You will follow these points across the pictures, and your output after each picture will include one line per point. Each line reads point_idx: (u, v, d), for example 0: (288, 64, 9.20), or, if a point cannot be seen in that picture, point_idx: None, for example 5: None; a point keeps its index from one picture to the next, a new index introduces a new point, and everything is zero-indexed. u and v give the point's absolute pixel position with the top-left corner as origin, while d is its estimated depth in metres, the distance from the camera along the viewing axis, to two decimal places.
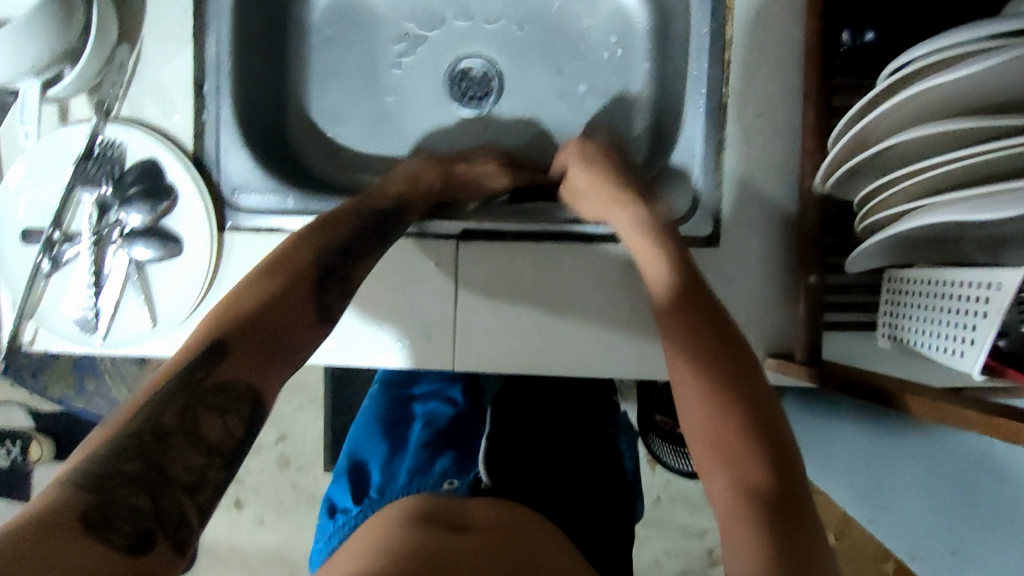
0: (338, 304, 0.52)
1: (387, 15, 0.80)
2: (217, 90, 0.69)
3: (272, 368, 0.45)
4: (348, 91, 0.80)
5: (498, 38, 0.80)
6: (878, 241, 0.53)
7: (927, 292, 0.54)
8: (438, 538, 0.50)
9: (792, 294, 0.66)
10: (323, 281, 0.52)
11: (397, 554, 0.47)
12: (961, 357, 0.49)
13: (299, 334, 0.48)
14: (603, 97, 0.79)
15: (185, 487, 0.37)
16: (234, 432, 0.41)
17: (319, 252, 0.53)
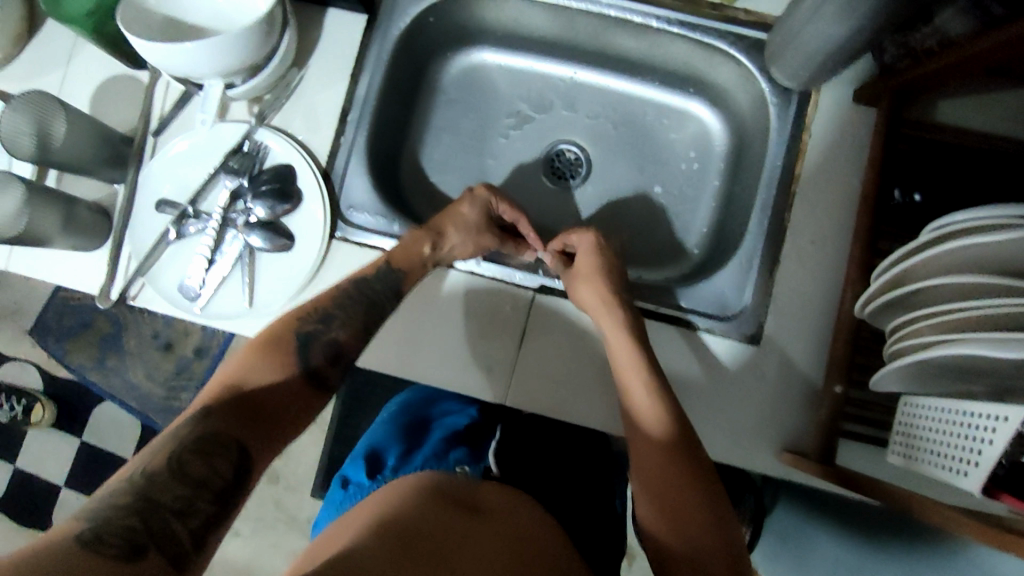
0: (329, 377, 0.58)
1: (504, 92, 0.93)
2: (358, 121, 0.80)
3: (260, 431, 0.50)
4: (456, 147, 0.91)
5: (594, 132, 0.92)
6: (905, 366, 0.62)
7: (943, 417, 0.62)
8: (450, 511, 0.55)
9: (815, 402, 0.74)
10: (306, 354, 0.58)
11: (399, 515, 0.53)
12: (967, 476, 0.56)
13: (286, 402, 0.54)
14: (674, 200, 0.90)
15: (174, 512, 0.41)
16: (222, 472, 0.45)
17: (305, 334, 0.60)
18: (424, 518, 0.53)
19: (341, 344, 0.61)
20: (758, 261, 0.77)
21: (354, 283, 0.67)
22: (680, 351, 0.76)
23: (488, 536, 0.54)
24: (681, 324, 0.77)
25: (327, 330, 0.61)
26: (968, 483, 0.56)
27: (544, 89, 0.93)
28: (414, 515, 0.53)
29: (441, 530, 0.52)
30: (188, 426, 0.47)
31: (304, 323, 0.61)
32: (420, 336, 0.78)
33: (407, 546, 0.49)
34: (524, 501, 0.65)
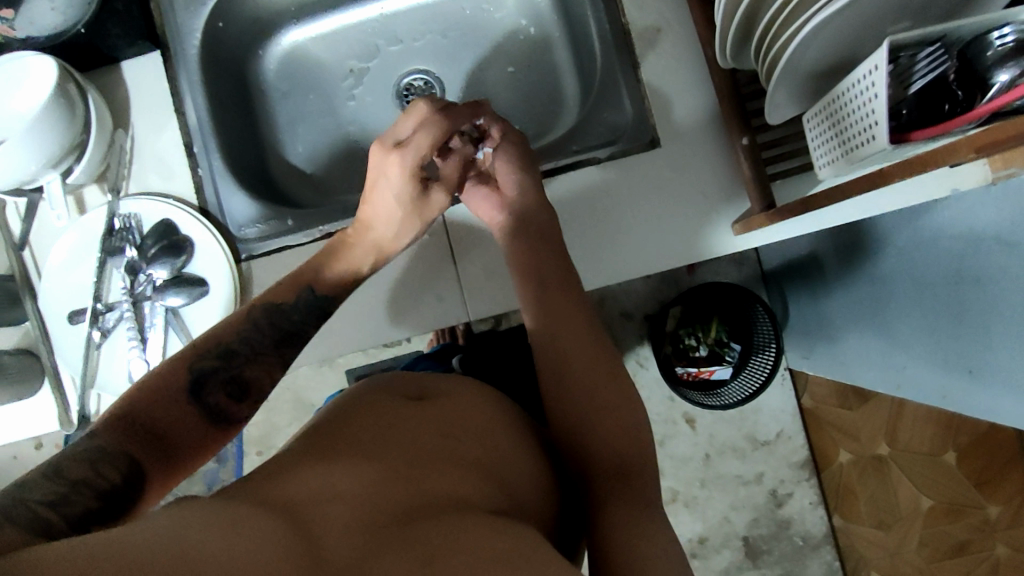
0: (232, 406, 0.60)
1: (330, 59, 0.92)
2: (205, 147, 0.80)
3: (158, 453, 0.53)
4: (315, 130, 0.91)
5: (428, 51, 0.92)
6: (782, 79, 0.62)
7: (835, 110, 0.62)
8: (388, 413, 0.61)
9: (735, 165, 0.75)
10: (207, 391, 0.59)
11: (331, 435, 0.58)
12: (866, 144, 0.58)
13: (184, 429, 0.57)
14: (531, 70, 0.90)
15: (48, 502, 0.43)
16: (108, 476, 0.48)
17: (204, 364, 0.60)
18: (357, 430, 0.59)
19: (248, 376, 0.62)
20: (621, 74, 0.78)
21: (264, 305, 0.66)
22: (596, 190, 0.77)
23: (419, 429, 0.60)
24: (584, 165, 0.78)
25: (234, 359, 0.62)
26: (870, 149, 0.57)
27: (363, 37, 0.92)
28: (341, 430, 0.59)
29: (364, 431, 0.58)
30: (74, 445, 0.49)
31: (207, 349, 0.61)
32: (365, 304, 0.79)
33: (329, 451, 0.55)
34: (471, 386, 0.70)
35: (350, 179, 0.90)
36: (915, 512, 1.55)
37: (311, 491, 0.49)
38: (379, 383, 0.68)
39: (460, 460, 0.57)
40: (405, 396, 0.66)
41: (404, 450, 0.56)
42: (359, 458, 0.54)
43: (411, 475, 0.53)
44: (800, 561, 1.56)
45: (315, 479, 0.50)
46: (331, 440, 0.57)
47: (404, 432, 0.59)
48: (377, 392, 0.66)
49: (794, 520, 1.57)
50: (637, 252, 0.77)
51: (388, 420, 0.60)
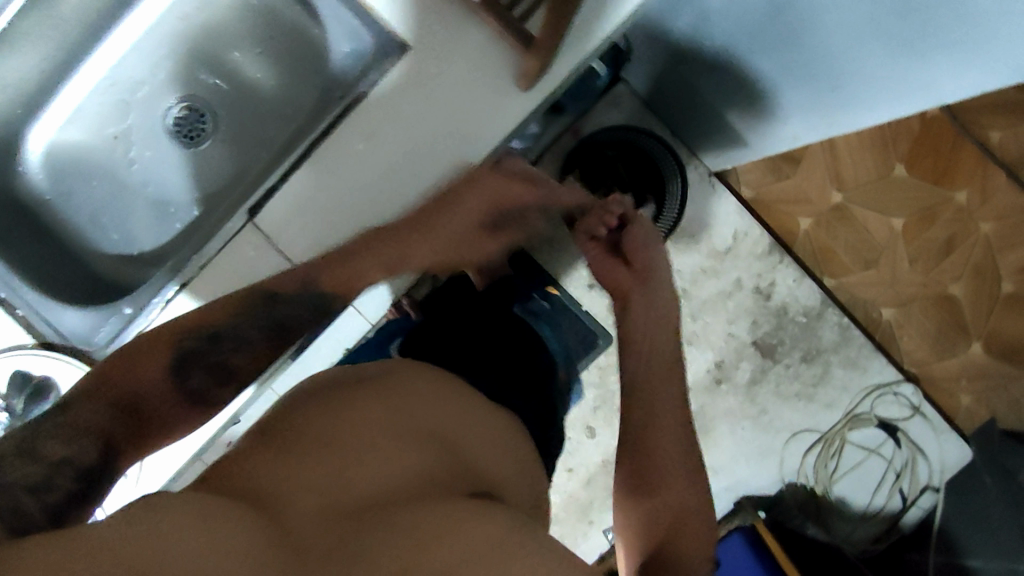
0: (211, 396, 0.58)
1: (89, 136, 0.88)
2: (12, 286, 0.76)
3: (137, 442, 0.54)
4: (115, 210, 0.88)
5: (175, 78, 0.88)
6: None
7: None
8: (340, 403, 0.66)
9: (484, 27, 0.70)
10: (191, 365, 0.57)
11: (287, 432, 0.61)
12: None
13: (167, 420, 0.56)
14: (272, 43, 0.86)
15: (48, 480, 0.48)
16: (86, 459, 0.50)
17: (187, 358, 0.57)
18: (314, 423, 0.62)
19: (200, 384, 0.57)
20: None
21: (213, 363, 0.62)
22: (378, 126, 0.73)
23: (379, 412, 0.65)
24: (353, 105, 0.72)
25: (223, 339, 0.58)
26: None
27: (109, 99, 0.88)
28: (299, 424, 0.62)
29: (325, 425, 0.62)
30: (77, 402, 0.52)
31: (189, 352, 0.57)
32: None
33: (285, 449, 0.59)
34: (426, 375, 0.74)
35: (172, 238, 0.87)
36: (892, 235, 1.56)
37: (265, 484, 0.54)
38: (321, 381, 0.71)
39: (420, 435, 0.64)
40: (346, 383, 0.70)
41: (361, 437, 0.61)
42: (322, 453, 0.58)
43: (375, 461, 0.59)
44: (812, 335, 1.54)
45: (272, 475, 0.55)
46: (291, 433, 0.61)
47: (359, 414, 0.64)
48: (322, 388, 0.69)
49: (789, 302, 1.54)
50: (446, 162, 0.73)
51: (348, 413, 0.64)
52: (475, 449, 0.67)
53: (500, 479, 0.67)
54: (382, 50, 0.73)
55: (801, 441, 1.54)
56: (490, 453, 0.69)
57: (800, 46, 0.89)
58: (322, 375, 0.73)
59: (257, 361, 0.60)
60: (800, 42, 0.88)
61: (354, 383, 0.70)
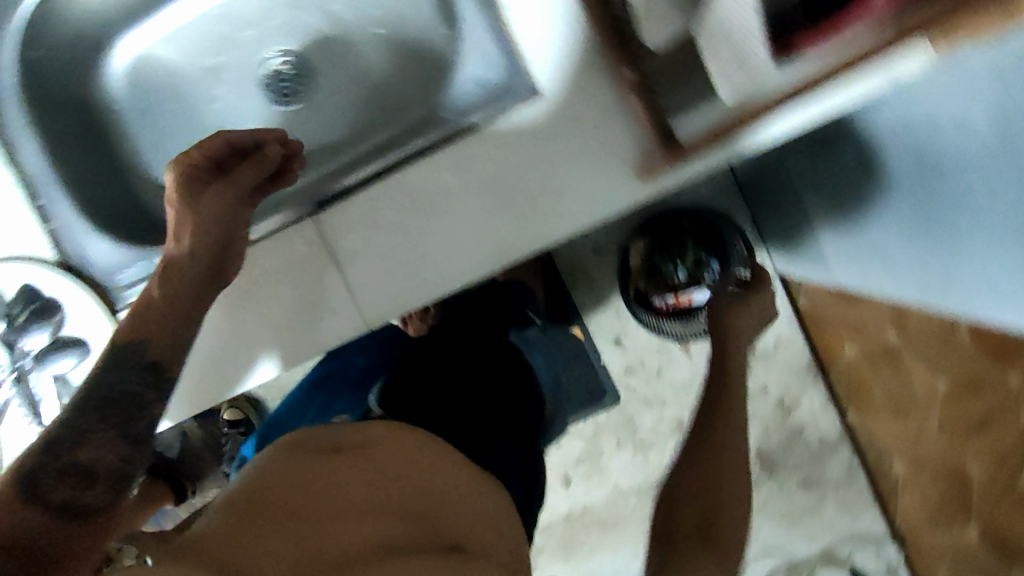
0: (93, 494, 0.54)
1: (181, 58, 0.82)
2: (52, 195, 0.72)
3: (43, 571, 0.50)
4: (180, 140, 0.82)
5: (285, 28, 0.82)
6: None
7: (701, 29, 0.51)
8: (312, 467, 0.58)
9: (627, 100, 0.64)
10: (61, 455, 0.54)
11: (254, 495, 0.54)
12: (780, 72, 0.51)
13: (69, 532, 0.52)
14: (397, 26, 0.79)
15: None
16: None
17: (53, 453, 0.54)
18: (282, 488, 0.55)
19: (94, 460, 0.55)
20: None
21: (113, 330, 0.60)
22: (481, 163, 0.67)
23: (351, 476, 0.57)
24: (470, 130, 0.68)
25: (88, 436, 0.55)
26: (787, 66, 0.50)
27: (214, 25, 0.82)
28: (267, 486, 0.55)
29: (294, 485, 0.55)
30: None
31: (51, 449, 0.54)
32: (250, 331, 0.71)
33: (248, 517, 0.51)
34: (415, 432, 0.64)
35: None
36: None
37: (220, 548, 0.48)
38: (296, 437, 0.62)
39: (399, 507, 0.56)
40: (325, 443, 0.61)
41: (328, 506, 0.55)
42: (288, 531, 0.51)
43: (346, 534, 0.52)
44: (818, 462, 1.49)
45: (225, 540, 0.49)
46: (261, 501, 0.53)
47: (328, 480, 0.56)
48: (301, 438, 0.62)
49: (807, 425, 1.49)
50: (537, 224, 0.67)
51: (325, 471, 0.57)
52: (458, 508, 0.59)
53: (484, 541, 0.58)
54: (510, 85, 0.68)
55: (768, 560, 1.50)
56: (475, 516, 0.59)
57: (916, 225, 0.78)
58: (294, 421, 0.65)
59: (150, 408, 0.59)
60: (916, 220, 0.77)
61: (329, 447, 0.61)
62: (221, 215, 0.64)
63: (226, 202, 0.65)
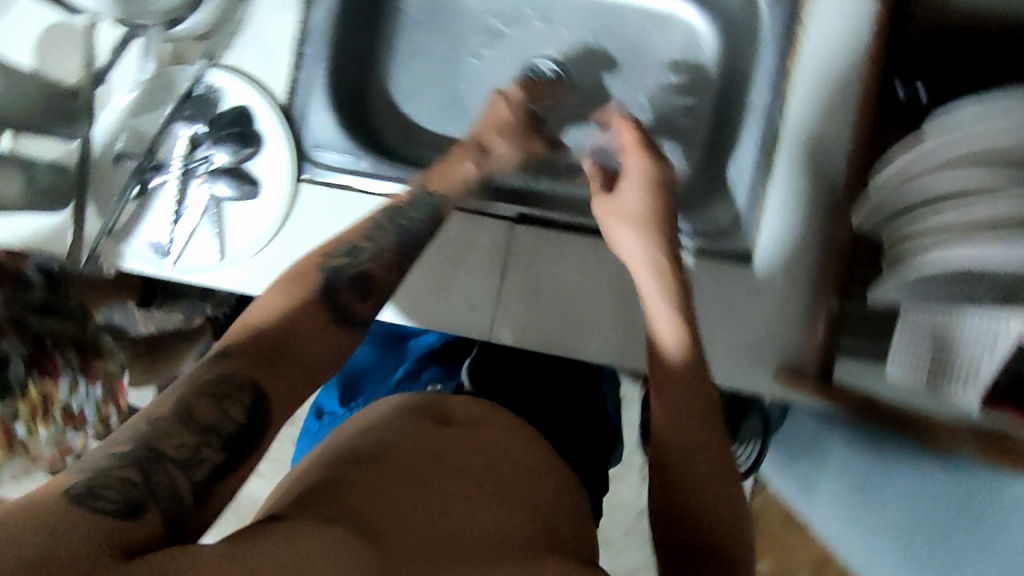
0: (358, 312, 0.55)
1: (474, 9, 0.87)
2: (316, 53, 0.76)
3: (287, 380, 0.48)
4: (427, 71, 0.88)
5: (571, 43, 0.86)
6: (896, 272, 0.59)
7: (927, 323, 0.58)
8: (424, 429, 0.60)
9: (812, 317, 0.70)
10: (338, 292, 0.54)
11: (378, 447, 0.56)
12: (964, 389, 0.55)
13: (322, 343, 0.51)
14: (661, 111, 0.84)
15: (180, 463, 0.40)
16: (236, 403, 0.44)
17: (331, 287, 0.54)
18: (401, 440, 0.57)
19: (344, 292, 0.55)
20: (749, 171, 0.72)
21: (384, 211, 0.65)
22: None
23: (459, 446, 0.59)
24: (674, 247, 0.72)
25: (331, 289, 0.54)
26: (982, 384, 0.53)
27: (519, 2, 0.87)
28: (380, 441, 0.57)
29: (374, 500, 0.48)
30: (203, 367, 0.45)
31: (336, 305, 0.54)
32: (396, 271, 0.75)
33: (367, 462, 0.53)
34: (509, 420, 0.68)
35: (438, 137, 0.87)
36: None
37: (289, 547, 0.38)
38: (416, 401, 0.66)
39: (501, 496, 0.55)
40: (434, 415, 0.64)
41: (426, 502, 0.50)
42: (415, 482, 0.52)
43: (462, 498, 0.52)
44: None
45: (313, 529, 0.40)
46: (376, 458, 0.54)
47: (449, 447, 0.58)
48: (413, 408, 0.64)
49: None
50: None
51: (430, 438, 0.58)
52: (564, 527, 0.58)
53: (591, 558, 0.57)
54: (726, 232, 0.73)
55: None
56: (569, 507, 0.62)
57: None
58: (383, 417, 0.62)
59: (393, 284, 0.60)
60: None
61: (439, 419, 0.63)
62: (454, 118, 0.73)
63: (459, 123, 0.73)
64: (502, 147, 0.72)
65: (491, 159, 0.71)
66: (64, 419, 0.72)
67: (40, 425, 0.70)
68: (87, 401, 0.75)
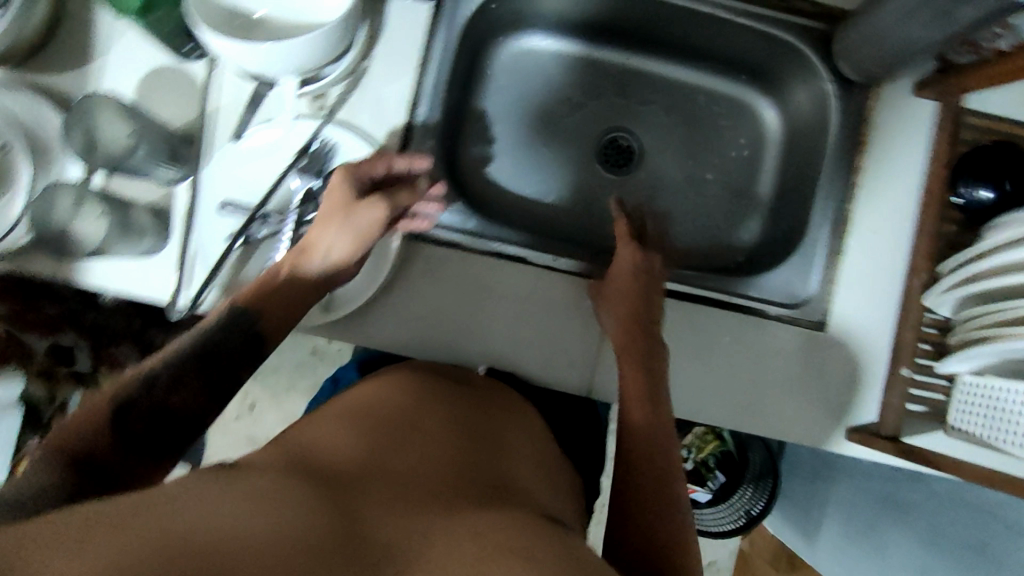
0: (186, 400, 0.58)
1: (558, 79, 0.93)
2: (428, 116, 0.79)
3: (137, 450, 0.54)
4: (509, 133, 0.92)
5: (644, 118, 0.93)
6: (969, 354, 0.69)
7: (981, 395, 0.70)
8: (418, 385, 0.69)
9: (878, 381, 0.79)
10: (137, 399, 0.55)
11: (363, 412, 0.63)
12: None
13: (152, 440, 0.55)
14: (727, 185, 0.92)
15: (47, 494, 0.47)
16: (70, 470, 0.50)
17: (143, 402, 0.56)
18: (384, 402, 0.64)
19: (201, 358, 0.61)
20: (823, 249, 0.80)
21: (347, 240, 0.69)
22: (750, 342, 0.80)
23: (437, 400, 0.66)
24: (759, 315, 0.81)
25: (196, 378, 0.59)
26: None
27: (597, 76, 0.93)
28: (367, 405, 0.64)
29: (343, 465, 0.52)
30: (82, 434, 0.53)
31: (146, 396, 0.56)
32: (501, 330, 0.80)
33: (350, 421, 0.60)
34: (496, 384, 0.76)
35: (516, 196, 0.91)
36: None
37: (211, 500, 0.42)
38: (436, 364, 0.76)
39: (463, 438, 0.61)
40: (446, 373, 0.74)
41: (386, 454, 0.56)
42: (386, 431, 0.59)
43: (420, 440, 0.58)
44: None
45: (256, 489, 0.45)
46: (357, 417, 0.61)
47: (421, 402, 0.65)
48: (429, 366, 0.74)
49: None
50: (756, 413, 0.79)
51: (389, 412, 0.62)
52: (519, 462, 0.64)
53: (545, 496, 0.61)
54: (803, 302, 0.81)
55: None
56: (531, 466, 0.65)
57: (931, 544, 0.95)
58: (332, 407, 0.66)
59: (241, 372, 0.62)
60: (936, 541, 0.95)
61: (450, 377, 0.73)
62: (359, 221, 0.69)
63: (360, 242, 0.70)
64: (338, 235, 0.68)
65: (339, 241, 0.68)
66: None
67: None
68: None
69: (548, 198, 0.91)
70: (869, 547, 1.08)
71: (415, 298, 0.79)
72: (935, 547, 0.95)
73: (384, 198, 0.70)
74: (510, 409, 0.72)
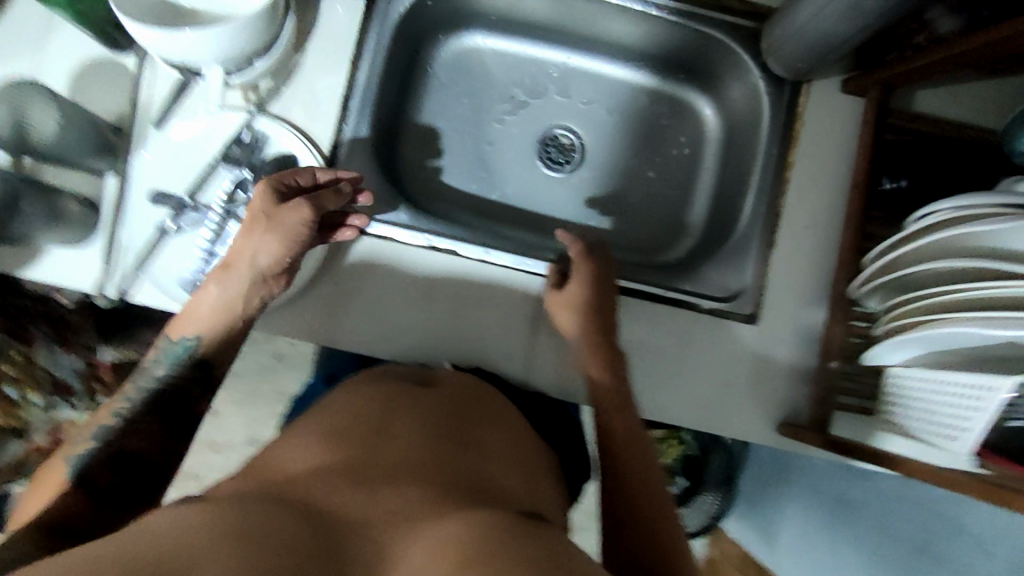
0: (160, 441, 0.61)
1: (500, 78, 0.94)
2: (361, 108, 0.80)
3: (122, 492, 0.57)
4: (451, 130, 0.92)
5: (585, 117, 0.94)
6: (889, 343, 0.69)
7: (907, 388, 0.70)
8: (402, 390, 0.67)
9: (811, 374, 0.79)
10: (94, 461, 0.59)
11: (345, 418, 0.61)
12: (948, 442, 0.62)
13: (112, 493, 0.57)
14: (667, 182, 0.93)
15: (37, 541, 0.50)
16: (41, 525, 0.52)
17: (100, 459, 0.59)
18: (365, 410, 0.62)
19: (166, 394, 0.64)
20: (755, 243, 0.81)
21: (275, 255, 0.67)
22: (683, 334, 0.80)
23: (422, 406, 0.64)
24: (693, 307, 0.80)
25: (160, 415, 0.63)
26: (972, 434, 0.58)
27: (539, 75, 0.94)
28: (348, 412, 0.62)
29: (316, 477, 0.51)
30: (66, 493, 0.56)
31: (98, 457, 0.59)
32: (433, 321, 0.80)
33: (331, 434, 0.58)
34: (474, 383, 0.73)
35: (457, 192, 0.91)
36: None
37: (171, 523, 0.42)
38: (402, 367, 0.74)
39: (451, 445, 0.59)
40: (417, 376, 0.72)
41: (368, 468, 0.54)
42: (369, 446, 0.57)
43: (407, 453, 0.56)
44: None
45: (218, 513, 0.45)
46: (336, 429, 0.59)
47: (405, 408, 0.63)
48: (396, 370, 0.73)
49: None
50: (690, 405, 0.79)
51: (366, 417, 0.61)
52: (509, 460, 0.62)
53: (538, 498, 0.59)
54: (736, 294, 0.81)
55: None
56: (521, 463, 0.63)
57: (880, 543, 0.95)
58: (310, 419, 0.63)
59: (195, 403, 0.65)
60: (885, 540, 0.94)
61: (421, 381, 0.71)
62: (293, 228, 0.67)
63: (289, 249, 0.68)
64: (264, 238, 0.66)
65: (266, 245, 0.67)
66: (51, 389, 0.87)
67: (27, 385, 0.82)
68: (67, 369, 0.87)
69: (489, 194, 0.92)
70: (822, 550, 1.07)
71: (341, 287, 0.79)
72: (882, 547, 0.94)
73: (308, 199, 0.68)
74: (498, 407, 0.71)
